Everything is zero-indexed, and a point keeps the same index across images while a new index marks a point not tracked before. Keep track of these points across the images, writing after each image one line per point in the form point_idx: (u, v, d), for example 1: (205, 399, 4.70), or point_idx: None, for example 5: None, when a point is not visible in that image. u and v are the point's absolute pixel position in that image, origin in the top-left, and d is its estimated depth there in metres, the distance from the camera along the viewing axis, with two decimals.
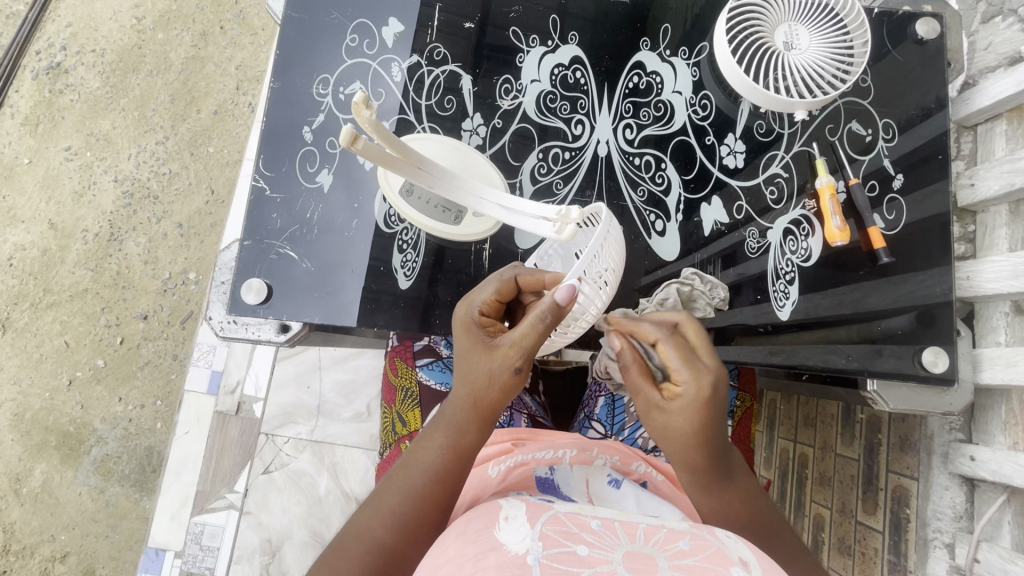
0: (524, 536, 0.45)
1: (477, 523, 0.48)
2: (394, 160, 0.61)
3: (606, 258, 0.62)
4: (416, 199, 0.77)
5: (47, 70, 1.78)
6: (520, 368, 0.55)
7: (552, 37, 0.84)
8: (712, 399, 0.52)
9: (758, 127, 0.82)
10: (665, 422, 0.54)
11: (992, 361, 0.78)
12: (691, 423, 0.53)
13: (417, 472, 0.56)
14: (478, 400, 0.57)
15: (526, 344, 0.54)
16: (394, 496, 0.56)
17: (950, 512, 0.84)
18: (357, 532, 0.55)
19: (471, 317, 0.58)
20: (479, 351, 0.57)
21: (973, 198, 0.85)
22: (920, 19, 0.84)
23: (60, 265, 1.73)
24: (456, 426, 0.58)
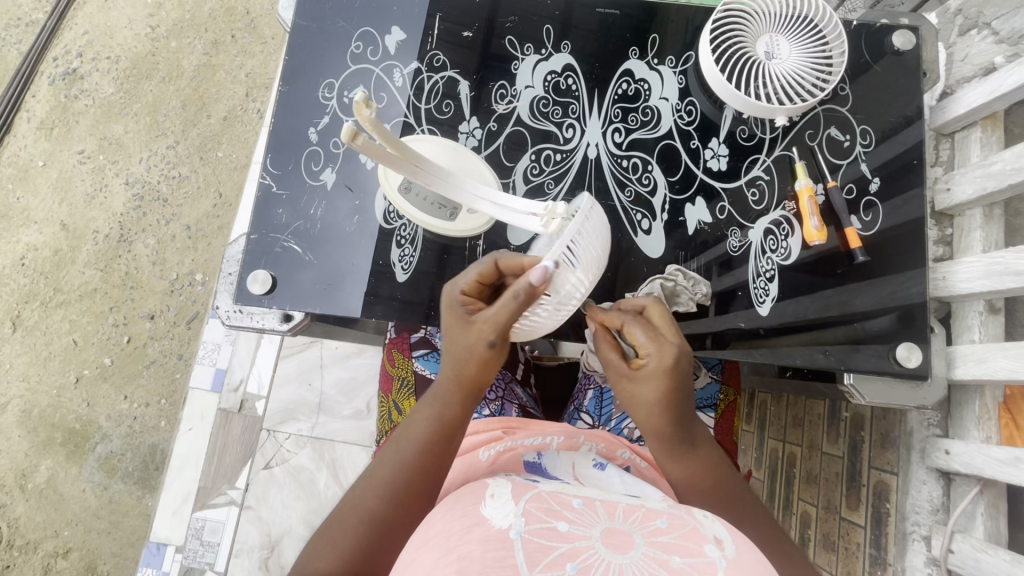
0: (508, 512, 0.49)
1: (464, 501, 0.52)
2: (391, 157, 0.64)
3: (589, 248, 0.63)
4: (414, 196, 0.81)
5: (63, 77, 1.84)
6: (494, 342, 0.60)
7: (545, 45, 0.89)
8: (674, 366, 0.60)
9: (741, 132, 0.86)
10: (633, 390, 0.62)
11: (964, 358, 0.81)
12: (655, 388, 0.60)
13: (406, 444, 0.61)
14: (461, 374, 0.62)
15: (503, 320, 0.58)
16: (386, 467, 0.60)
17: (927, 506, 0.86)
18: (351, 505, 0.58)
19: (455, 299, 0.63)
20: (461, 328, 0.62)
21: (949, 202, 0.89)
22: (897, 32, 0.89)
23: (71, 265, 1.78)
24: (443, 400, 0.62)
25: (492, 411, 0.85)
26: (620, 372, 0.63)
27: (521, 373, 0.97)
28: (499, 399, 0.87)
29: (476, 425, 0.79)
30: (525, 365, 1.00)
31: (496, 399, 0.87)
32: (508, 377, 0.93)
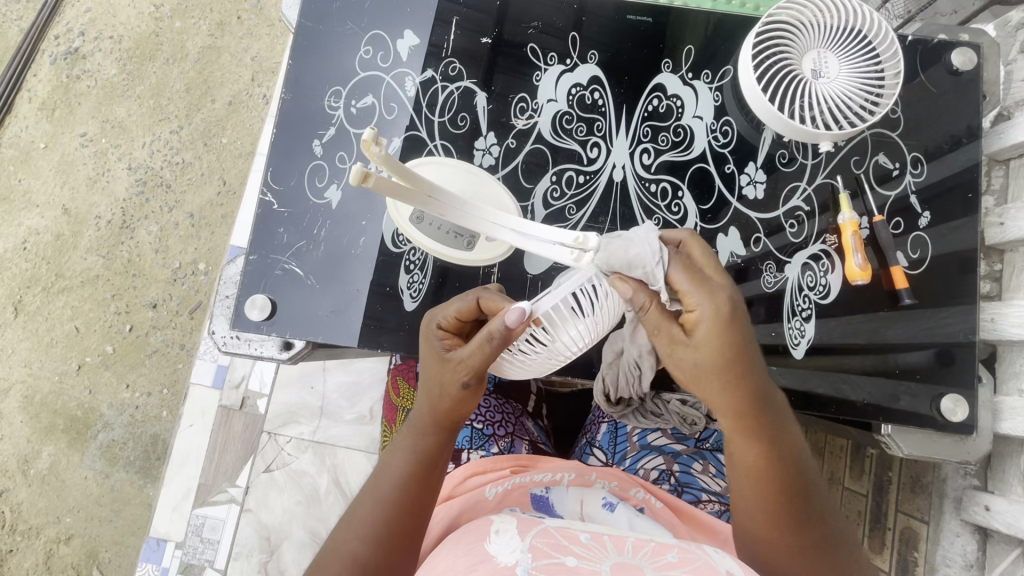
0: (514, 548, 0.47)
1: (469, 539, 0.51)
2: (402, 189, 0.57)
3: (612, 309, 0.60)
4: (427, 225, 0.74)
5: (65, 55, 1.78)
6: (471, 381, 0.53)
7: (571, 55, 0.82)
8: (734, 317, 0.48)
9: (781, 156, 0.80)
10: (690, 356, 0.49)
11: (1013, 412, 0.76)
12: (718, 354, 0.48)
13: (382, 488, 0.56)
14: (444, 414, 0.56)
15: (480, 365, 0.52)
16: (361, 513, 0.55)
17: (959, 560, 0.82)
18: (335, 548, 0.54)
19: (433, 338, 0.56)
20: (437, 367, 0.55)
21: (1001, 238, 0.82)
22: (956, 48, 0.81)
23: (72, 251, 1.73)
24: (416, 436, 0.57)
25: (501, 449, 0.80)
26: (672, 337, 0.49)
27: (531, 406, 0.93)
28: (509, 435, 0.83)
29: (485, 464, 0.75)
30: (537, 394, 0.96)
31: (506, 435, 0.82)
32: (519, 410, 0.90)
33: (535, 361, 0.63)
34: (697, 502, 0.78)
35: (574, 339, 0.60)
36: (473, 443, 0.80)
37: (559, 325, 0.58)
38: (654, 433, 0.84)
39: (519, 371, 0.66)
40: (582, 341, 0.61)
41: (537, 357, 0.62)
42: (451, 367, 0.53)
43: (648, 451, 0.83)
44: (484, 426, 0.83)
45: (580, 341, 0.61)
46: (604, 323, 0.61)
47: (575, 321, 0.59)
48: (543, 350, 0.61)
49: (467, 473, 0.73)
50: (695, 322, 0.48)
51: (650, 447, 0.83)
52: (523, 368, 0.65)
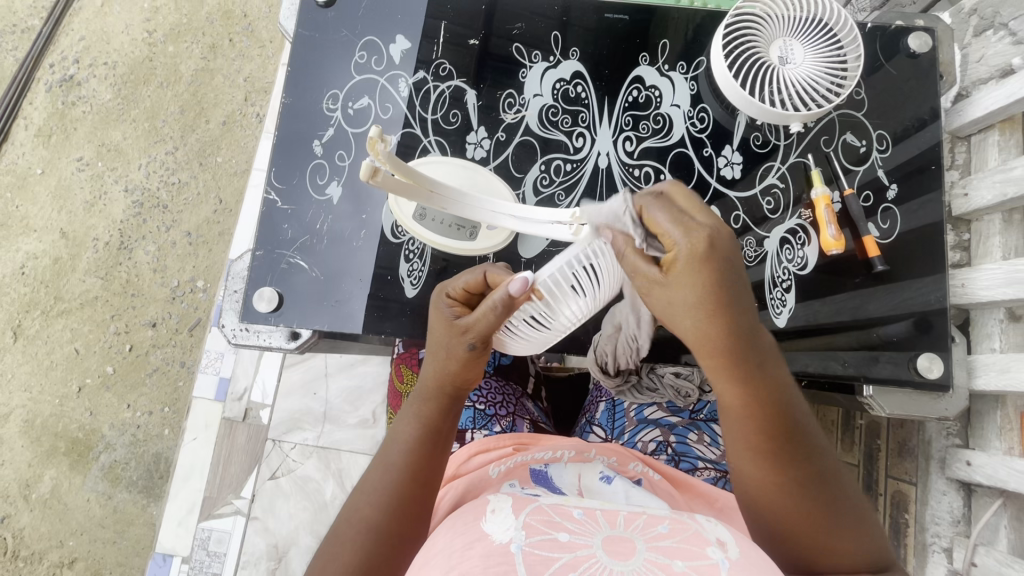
0: (508, 526, 0.49)
1: (466, 519, 0.53)
2: (405, 186, 0.62)
3: (609, 282, 0.61)
4: (430, 221, 0.79)
5: (60, 83, 1.83)
6: (476, 345, 0.58)
7: (553, 53, 0.87)
8: (715, 258, 0.48)
9: (755, 138, 0.85)
10: (670, 297, 0.50)
11: (987, 368, 0.79)
12: (697, 295, 0.49)
13: (394, 453, 0.60)
14: (451, 379, 0.61)
15: (486, 330, 0.57)
16: (375, 479, 0.59)
17: (948, 517, 0.85)
18: (347, 515, 0.58)
19: (443, 307, 0.60)
20: (444, 334, 0.59)
21: (967, 208, 0.87)
22: (912, 33, 0.87)
23: (71, 273, 1.76)
24: (425, 405, 0.62)
25: (503, 427, 0.83)
26: (651, 278, 0.51)
27: (531, 387, 0.96)
28: (510, 415, 0.86)
29: (489, 443, 0.78)
30: (535, 378, 0.99)
31: (507, 415, 0.86)
32: (519, 392, 0.93)
33: (537, 336, 0.65)
34: (694, 470, 0.80)
35: (575, 311, 0.62)
36: (476, 423, 0.84)
37: (559, 301, 0.60)
38: (651, 408, 0.87)
39: (520, 347, 0.68)
40: (581, 312, 0.63)
41: (536, 330, 0.64)
42: (458, 333, 0.58)
43: (646, 425, 0.86)
44: (485, 407, 0.86)
45: (580, 313, 0.63)
46: (601, 294, 0.63)
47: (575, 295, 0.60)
48: (545, 325, 0.63)
49: (472, 451, 0.76)
50: (673, 265, 0.49)
51: (648, 421, 0.86)
52: (523, 344, 0.67)
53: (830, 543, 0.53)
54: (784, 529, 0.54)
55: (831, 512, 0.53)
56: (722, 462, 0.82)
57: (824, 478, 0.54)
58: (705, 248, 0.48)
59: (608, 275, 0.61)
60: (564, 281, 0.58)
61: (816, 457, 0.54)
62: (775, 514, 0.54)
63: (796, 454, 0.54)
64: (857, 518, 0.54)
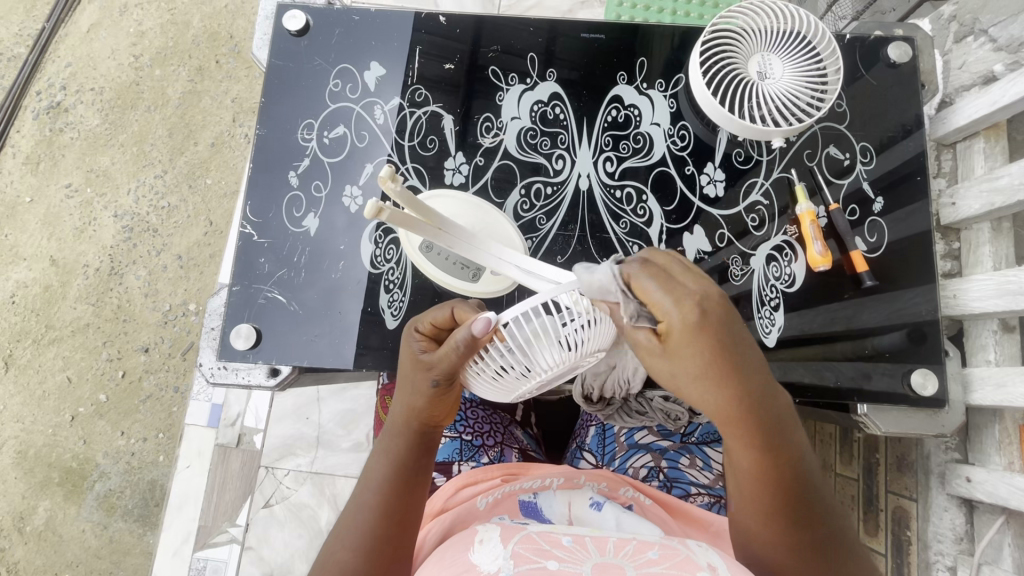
0: (497, 555, 0.47)
1: (453, 551, 0.51)
2: (416, 222, 0.59)
3: (593, 335, 0.55)
4: (436, 255, 0.76)
5: (48, 110, 1.82)
6: (440, 381, 0.55)
7: (530, 74, 0.86)
8: (712, 330, 0.45)
9: (737, 155, 0.84)
10: (670, 367, 0.47)
11: (982, 382, 0.77)
12: (703, 367, 0.46)
13: (366, 491, 0.58)
14: (422, 415, 0.58)
15: (451, 368, 0.54)
16: (349, 517, 0.57)
17: (950, 534, 0.83)
18: (325, 564, 0.55)
19: (411, 341, 0.58)
20: (411, 370, 0.57)
21: (955, 218, 0.86)
22: (892, 43, 0.86)
23: (61, 301, 1.74)
24: (395, 439, 0.59)
25: (491, 458, 0.82)
26: (648, 347, 0.48)
27: (520, 414, 0.95)
28: (498, 445, 0.84)
29: (476, 474, 0.77)
30: (524, 404, 0.97)
31: (495, 445, 0.84)
32: (508, 420, 0.91)
33: (511, 383, 0.59)
34: (687, 496, 0.79)
35: (550, 363, 0.54)
36: (463, 455, 0.81)
37: (533, 343, 0.53)
38: (641, 433, 0.86)
39: (496, 393, 0.61)
40: (559, 365, 0.55)
41: (506, 375, 0.57)
42: (422, 370, 0.56)
43: (636, 450, 0.84)
44: (473, 437, 0.84)
45: (558, 365, 0.55)
46: (585, 347, 0.55)
47: (548, 344, 0.53)
48: (517, 372, 0.57)
49: (458, 485, 0.74)
50: (668, 336, 0.46)
51: (639, 446, 0.84)
52: (498, 391, 0.61)
53: None
54: (784, 573, 0.54)
55: (835, 558, 0.53)
56: (715, 486, 0.80)
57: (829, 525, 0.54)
58: (699, 320, 0.45)
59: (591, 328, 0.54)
60: (539, 324, 0.53)
61: (824, 508, 0.54)
62: (775, 562, 0.54)
63: (801, 507, 0.52)
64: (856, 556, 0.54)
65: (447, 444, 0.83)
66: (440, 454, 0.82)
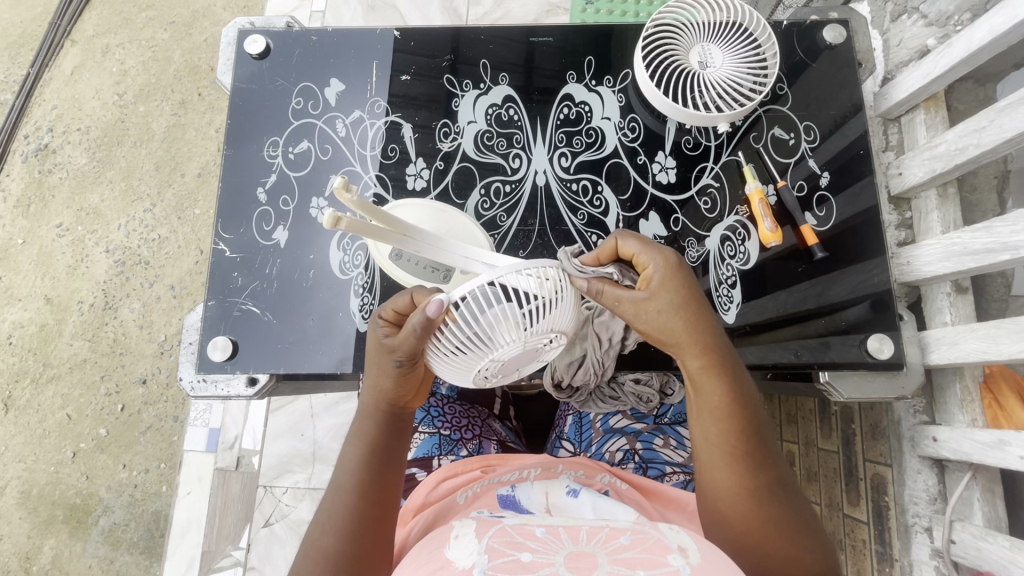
0: (472, 550, 0.47)
1: (431, 547, 0.52)
2: (381, 230, 0.60)
3: (548, 315, 0.57)
4: (406, 262, 0.79)
5: (36, 152, 1.86)
6: (403, 361, 0.57)
7: (483, 80, 0.90)
8: (683, 273, 0.57)
9: (686, 142, 0.87)
10: (652, 308, 0.57)
11: (938, 342, 0.79)
12: (678, 301, 0.56)
13: (342, 476, 0.60)
14: (391, 397, 0.60)
15: (412, 348, 0.56)
16: (328, 506, 0.58)
17: (924, 496, 0.84)
18: (308, 552, 0.56)
19: (375, 328, 0.59)
20: (377, 354, 0.59)
21: (902, 187, 0.89)
22: (827, 25, 0.90)
23: (58, 338, 1.77)
24: (367, 424, 0.61)
25: (470, 450, 0.83)
26: (632, 298, 0.58)
27: (498, 408, 0.96)
28: (476, 438, 0.86)
29: (456, 468, 0.78)
30: (503, 398, 0.99)
31: (473, 438, 0.86)
32: (486, 414, 0.93)
33: (469, 367, 0.60)
34: (662, 475, 0.80)
35: (506, 341, 0.56)
36: (442, 449, 0.83)
37: (489, 324, 0.55)
38: (616, 417, 0.87)
39: (460, 380, 0.63)
40: (513, 344, 0.57)
41: (468, 360, 0.58)
42: (387, 351, 0.57)
43: (612, 434, 0.86)
44: (451, 432, 0.86)
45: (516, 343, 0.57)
46: (540, 326, 0.57)
47: (505, 322, 0.55)
48: (474, 353, 0.58)
49: (439, 479, 0.75)
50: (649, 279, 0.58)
51: (614, 430, 0.86)
52: (463, 376, 0.62)
53: (794, 549, 0.56)
54: (748, 537, 0.56)
55: (792, 522, 0.56)
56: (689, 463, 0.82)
57: (787, 487, 0.58)
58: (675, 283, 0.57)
59: (545, 311, 0.56)
60: (494, 306, 0.54)
61: (779, 469, 0.58)
62: (742, 519, 0.56)
63: (764, 460, 0.57)
64: (811, 527, 0.57)
65: (426, 441, 0.84)
66: (419, 450, 0.83)
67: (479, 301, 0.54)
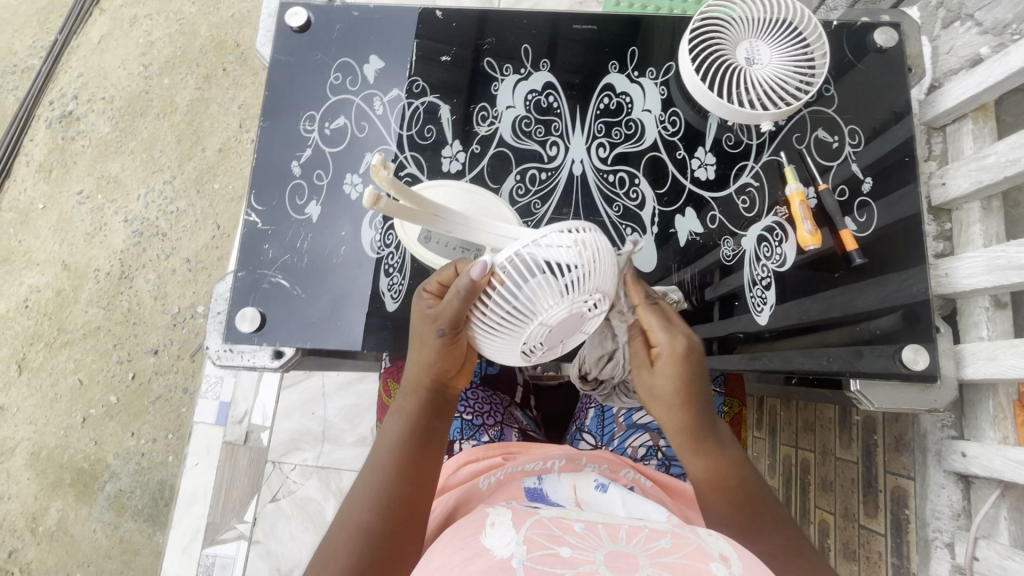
0: (509, 541, 0.47)
1: (465, 532, 0.51)
2: (410, 211, 0.57)
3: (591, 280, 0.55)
4: (435, 244, 0.78)
5: (60, 119, 1.87)
6: (446, 331, 0.58)
7: (524, 64, 0.88)
8: (690, 358, 0.61)
9: (727, 139, 0.85)
10: (651, 380, 0.63)
11: (974, 356, 0.78)
12: (675, 382, 0.61)
13: (380, 453, 0.60)
14: (432, 371, 0.60)
15: (455, 315, 0.57)
16: (364, 482, 0.59)
17: (948, 511, 0.83)
18: (340, 526, 0.57)
19: (421, 301, 0.61)
20: (420, 326, 0.60)
21: (945, 197, 0.87)
22: (878, 28, 0.88)
23: (73, 304, 1.78)
24: (409, 399, 0.62)
25: (491, 437, 0.83)
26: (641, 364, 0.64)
27: (519, 397, 0.96)
28: (498, 424, 0.86)
29: (476, 454, 0.77)
30: (523, 387, 0.99)
31: (494, 424, 0.86)
32: (507, 401, 0.93)
33: (515, 342, 0.59)
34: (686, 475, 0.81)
35: (551, 310, 0.55)
36: (464, 434, 0.83)
37: (531, 290, 0.54)
38: (640, 412, 0.87)
39: (507, 358, 0.62)
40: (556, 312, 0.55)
41: (513, 333, 0.58)
42: (428, 321, 0.59)
43: (635, 429, 0.86)
44: (473, 417, 0.86)
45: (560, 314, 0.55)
46: (583, 293, 0.55)
47: (547, 287, 0.54)
48: (519, 326, 0.57)
49: (460, 464, 0.75)
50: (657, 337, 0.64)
51: (637, 425, 0.86)
52: (511, 353, 0.61)
53: None
54: None
55: None
56: None
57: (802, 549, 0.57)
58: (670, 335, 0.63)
59: (586, 275, 0.55)
60: (534, 270, 0.54)
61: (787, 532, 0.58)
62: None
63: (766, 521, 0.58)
64: None
65: None
66: None
67: (519, 265, 0.54)
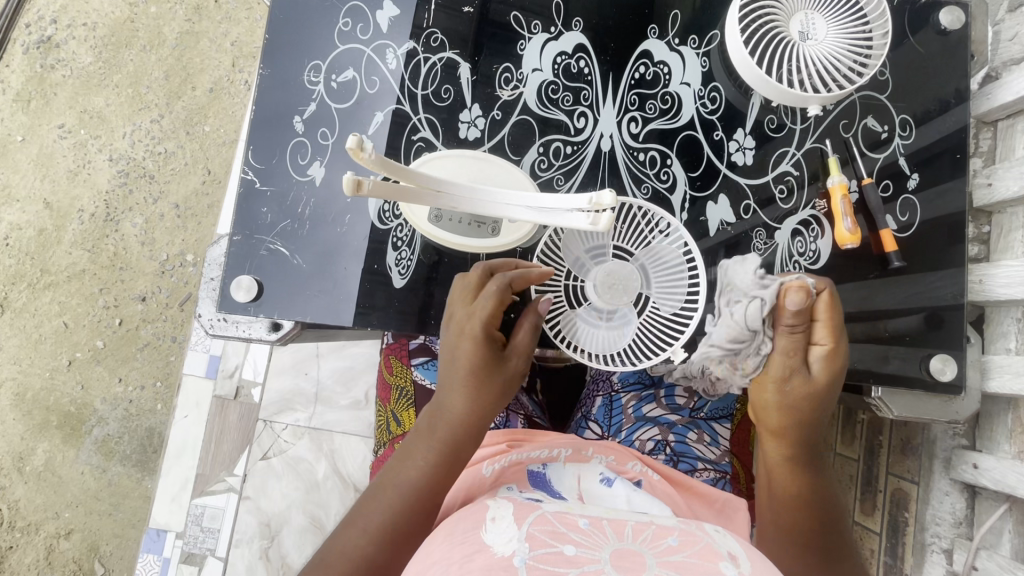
0: (510, 538, 0.44)
1: (462, 525, 0.48)
2: (409, 191, 0.59)
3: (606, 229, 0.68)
4: (446, 222, 0.72)
5: (38, 44, 1.72)
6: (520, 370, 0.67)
7: (555, 22, 0.80)
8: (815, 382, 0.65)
9: (769, 121, 0.79)
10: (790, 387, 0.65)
11: (1001, 370, 0.77)
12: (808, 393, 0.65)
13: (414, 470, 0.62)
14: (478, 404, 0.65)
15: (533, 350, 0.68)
16: (393, 490, 0.60)
17: (949, 518, 0.83)
18: (365, 529, 0.58)
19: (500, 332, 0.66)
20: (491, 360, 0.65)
21: (989, 200, 0.82)
22: (943, 8, 0.80)
23: (56, 245, 1.70)
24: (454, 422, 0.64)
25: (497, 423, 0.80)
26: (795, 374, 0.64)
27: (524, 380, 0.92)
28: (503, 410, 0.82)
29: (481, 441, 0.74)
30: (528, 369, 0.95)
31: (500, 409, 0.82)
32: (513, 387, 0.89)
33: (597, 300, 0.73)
34: (693, 471, 0.80)
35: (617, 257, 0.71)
36: None
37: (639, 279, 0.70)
38: (649, 405, 0.84)
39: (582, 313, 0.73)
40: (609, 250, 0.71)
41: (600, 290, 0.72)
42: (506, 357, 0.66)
43: (644, 422, 0.83)
44: None
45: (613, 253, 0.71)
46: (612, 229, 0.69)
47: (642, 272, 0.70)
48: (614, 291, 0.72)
49: None
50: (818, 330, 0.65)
51: (645, 419, 0.83)
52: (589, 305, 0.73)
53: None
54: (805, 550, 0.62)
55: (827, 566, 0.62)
56: (721, 461, 0.82)
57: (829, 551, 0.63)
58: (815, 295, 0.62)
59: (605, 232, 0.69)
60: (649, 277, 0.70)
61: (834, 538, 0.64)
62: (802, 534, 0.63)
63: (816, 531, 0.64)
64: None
65: None
66: None
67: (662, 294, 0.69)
